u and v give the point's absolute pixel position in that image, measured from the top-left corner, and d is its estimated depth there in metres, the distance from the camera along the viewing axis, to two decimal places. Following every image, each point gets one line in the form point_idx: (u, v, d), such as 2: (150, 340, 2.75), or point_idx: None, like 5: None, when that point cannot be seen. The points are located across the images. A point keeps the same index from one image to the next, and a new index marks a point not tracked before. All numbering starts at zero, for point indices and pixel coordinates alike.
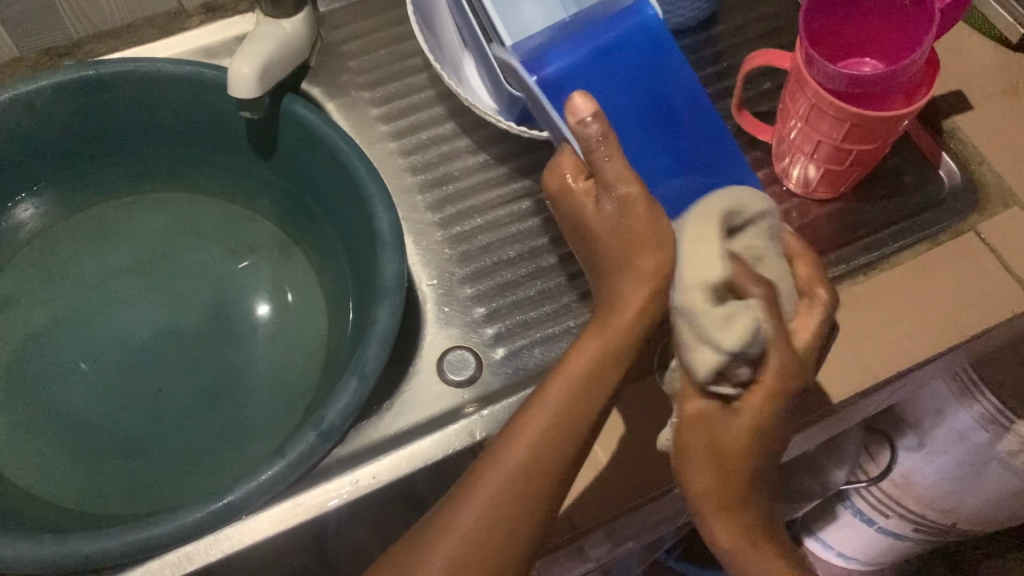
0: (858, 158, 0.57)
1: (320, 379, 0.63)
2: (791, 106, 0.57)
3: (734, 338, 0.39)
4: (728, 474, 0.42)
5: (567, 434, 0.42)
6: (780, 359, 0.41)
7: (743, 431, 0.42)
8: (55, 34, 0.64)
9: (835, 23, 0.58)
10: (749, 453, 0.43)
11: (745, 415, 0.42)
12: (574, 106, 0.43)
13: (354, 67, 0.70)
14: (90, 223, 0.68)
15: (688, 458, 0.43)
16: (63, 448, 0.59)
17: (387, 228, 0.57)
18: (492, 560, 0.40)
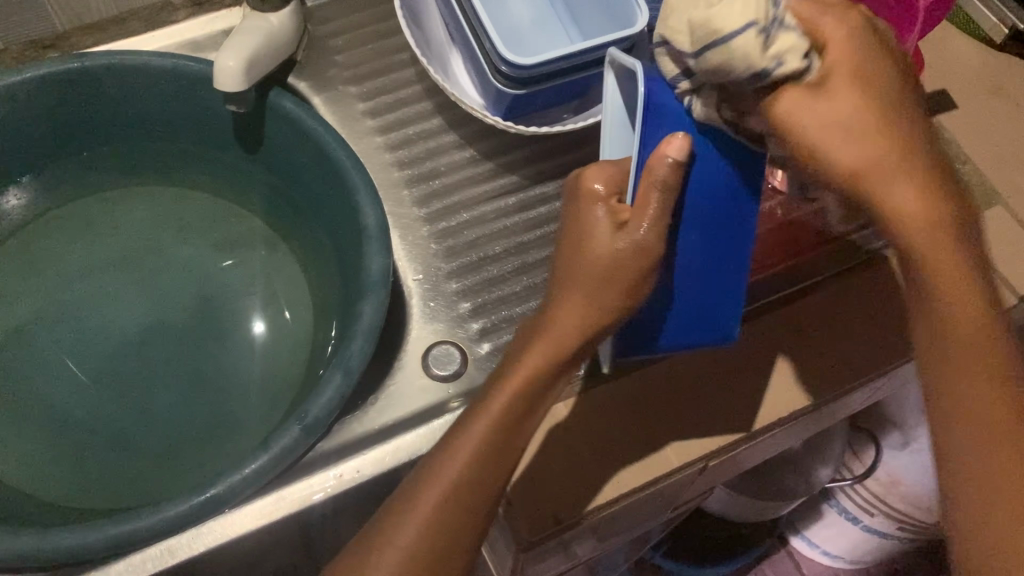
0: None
1: (305, 374, 0.63)
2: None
3: (740, 7, 0.41)
4: (896, 170, 0.46)
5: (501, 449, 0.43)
6: (844, 80, 0.45)
7: (844, 102, 0.45)
8: (41, 25, 0.63)
9: None
10: (868, 142, 0.45)
11: (839, 86, 0.45)
12: (671, 146, 0.43)
13: (341, 62, 0.70)
14: (75, 216, 0.68)
15: (834, 163, 0.46)
16: (45, 442, 0.58)
17: (373, 223, 0.57)
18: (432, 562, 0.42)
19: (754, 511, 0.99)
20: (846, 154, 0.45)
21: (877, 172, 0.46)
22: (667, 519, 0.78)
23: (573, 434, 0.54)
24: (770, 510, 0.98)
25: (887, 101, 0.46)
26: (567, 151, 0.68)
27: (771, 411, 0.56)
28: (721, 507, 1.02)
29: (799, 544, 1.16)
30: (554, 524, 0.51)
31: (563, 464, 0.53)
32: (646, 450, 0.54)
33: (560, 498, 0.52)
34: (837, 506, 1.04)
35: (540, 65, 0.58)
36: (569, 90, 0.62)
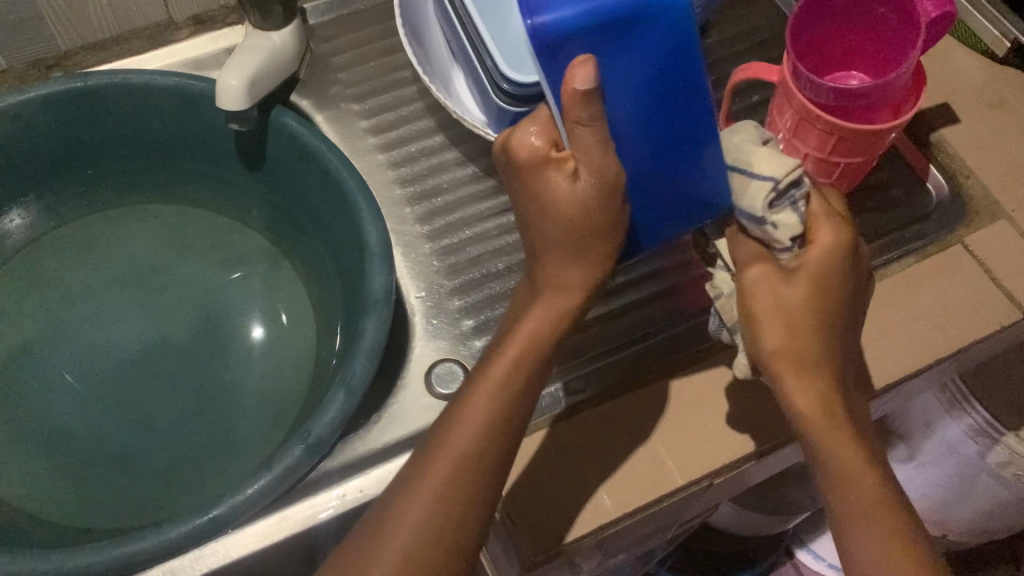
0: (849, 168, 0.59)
1: (308, 392, 0.63)
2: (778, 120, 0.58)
3: (775, 164, 0.48)
4: (805, 376, 0.46)
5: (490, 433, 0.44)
6: (813, 262, 0.47)
7: (801, 298, 0.47)
8: (43, 45, 0.64)
9: (824, 34, 0.58)
10: (813, 335, 0.46)
11: (801, 284, 0.47)
12: (586, 74, 0.40)
13: (343, 80, 0.70)
14: (79, 235, 0.68)
15: (763, 343, 0.47)
16: (47, 463, 0.58)
17: (375, 240, 0.57)
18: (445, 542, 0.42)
19: (758, 525, 0.99)
20: (780, 331, 0.46)
21: (793, 361, 0.46)
22: (674, 535, 0.78)
23: (577, 454, 0.54)
24: (776, 524, 0.98)
25: (841, 319, 0.47)
26: None
27: (777, 428, 0.56)
28: (726, 522, 1.02)
29: (804, 557, 1.15)
30: (558, 543, 0.51)
31: (568, 484, 0.53)
32: (651, 469, 0.54)
33: (565, 517, 0.52)
34: None
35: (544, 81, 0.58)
36: None
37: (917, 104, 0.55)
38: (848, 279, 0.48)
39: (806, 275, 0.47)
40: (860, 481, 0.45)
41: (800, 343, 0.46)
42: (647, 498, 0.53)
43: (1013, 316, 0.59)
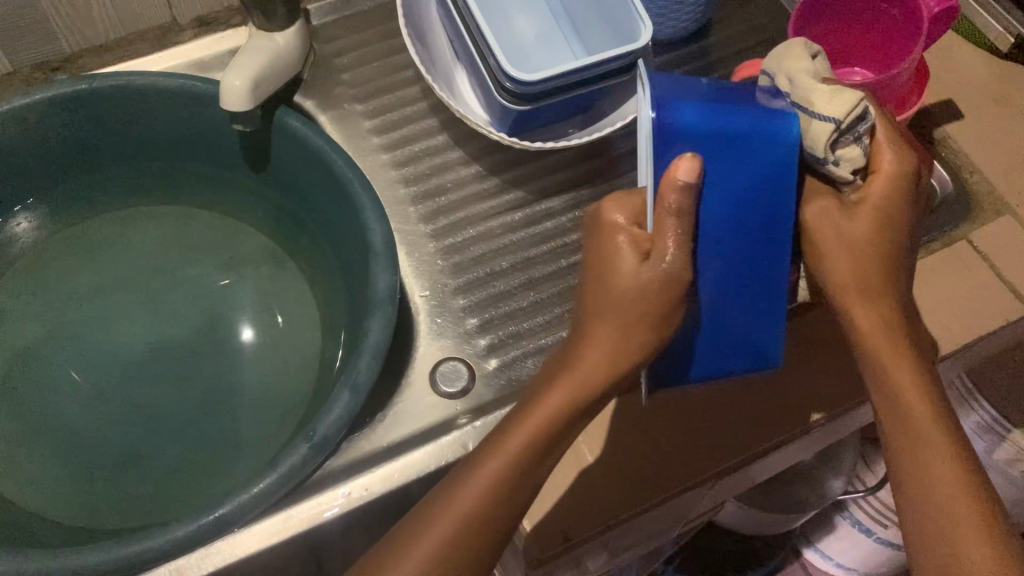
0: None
1: (314, 390, 0.63)
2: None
3: (844, 100, 0.44)
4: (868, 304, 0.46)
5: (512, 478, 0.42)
6: (877, 198, 0.46)
7: (863, 230, 0.46)
8: (48, 48, 0.64)
9: (830, 29, 0.59)
10: (866, 271, 0.46)
11: (862, 219, 0.46)
12: (684, 169, 0.42)
13: (346, 80, 0.70)
14: (85, 236, 0.68)
15: (824, 267, 0.47)
16: (54, 464, 0.59)
17: (379, 240, 0.57)
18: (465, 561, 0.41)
19: (765, 524, 0.99)
20: (840, 262, 0.46)
21: (859, 295, 0.46)
22: (680, 532, 0.78)
23: (586, 453, 0.53)
24: (782, 523, 0.98)
25: (903, 253, 0.47)
26: (573, 165, 0.68)
27: (782, 424, 0.56)
28: (732, 521, 1.02)
29: (811, 557, 1.15)
30: (563, 541, 0.51)
31: (575, 482, 0.52)
32: (658, 466, 0.54)
33: (570, 515, 0.52)
34: (850, 519, 1.03)
35: (545, 82, 0.58)
36: (573, 106, 0.62)
37: (922, 100, 0.56)
38: (908, 200, 0.47)
39: (874, 201, 0.47)
40: (933, 428, 0.44)
41: (864, 271, 0.46)
42: (652, 496, 0.53)
43: (1018, 311, 0.59)
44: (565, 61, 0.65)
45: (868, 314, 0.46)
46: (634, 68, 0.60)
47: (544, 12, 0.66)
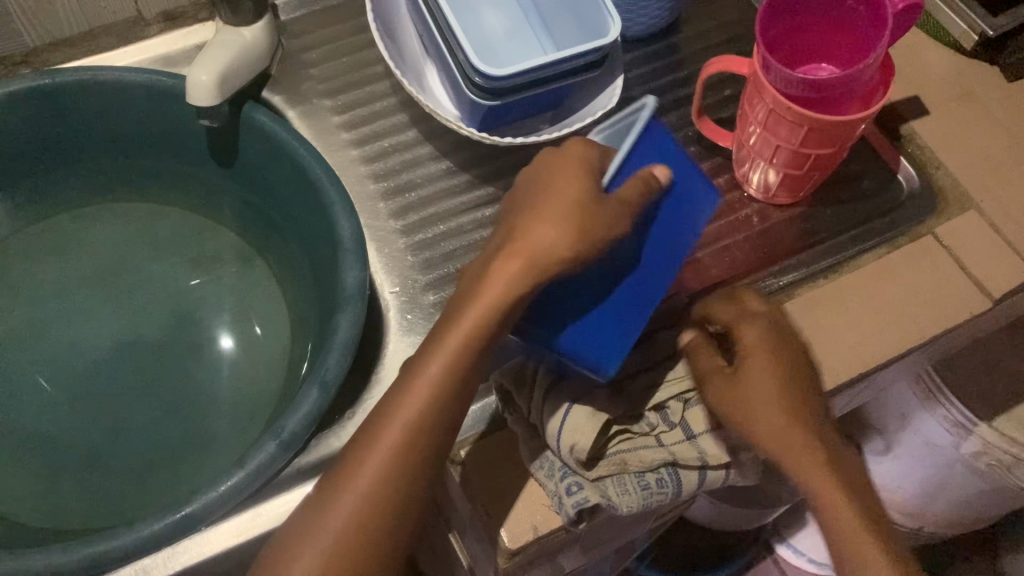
0: (819, 160, 0.59)
1: (283, 387, 0.63)
2: (750, 112, 0.59)
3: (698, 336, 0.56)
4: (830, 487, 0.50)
5: (435, 407, 0.44)
6: (755, 363, 0.52)
7: (765, 380, 0.51)
8: (10, 42, 0.63)
9: (794, 27, 0.59)
10: (780, 395, 0.51)
11: (752, 361, 0.52)
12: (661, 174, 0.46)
13: (315, 76, 0.70)
14: (50, 234, 0.67)
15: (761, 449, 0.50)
16: (17, 465, 0.58)
17: (348, 236, 0.57)
18: (382, 522, 0.43)
19: (738, 520, 1.00)
20: (810, 443, 0.50)
21: (790, 427, 0.50)
22: (654, 528, 0.78)
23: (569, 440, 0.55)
24: (755, 518, 0.98)
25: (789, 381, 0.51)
26: None
27: None
28: (705, 517, 1.03)
29: (784, 552, 1.17)
30: (534, 535, 0.52)
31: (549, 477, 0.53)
32: None
33: (540, 509, 0.52)
34: (823, 514, 1.05)
35: (513, 77, 0.57)
36: (543, 101, 0.62)
37: (886, 95, 0.56)
38: (787, 376, 0.51)
39: (754, 349, 0.52)
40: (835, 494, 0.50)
41: (787, 421, 0.50)
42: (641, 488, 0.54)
43: (984, 304, 0.60)
44: (533, 55, 0.65)
45: (801, 463, 0.50)
46: (602, 62, 0.61)
47: (512, 7, 0.66)
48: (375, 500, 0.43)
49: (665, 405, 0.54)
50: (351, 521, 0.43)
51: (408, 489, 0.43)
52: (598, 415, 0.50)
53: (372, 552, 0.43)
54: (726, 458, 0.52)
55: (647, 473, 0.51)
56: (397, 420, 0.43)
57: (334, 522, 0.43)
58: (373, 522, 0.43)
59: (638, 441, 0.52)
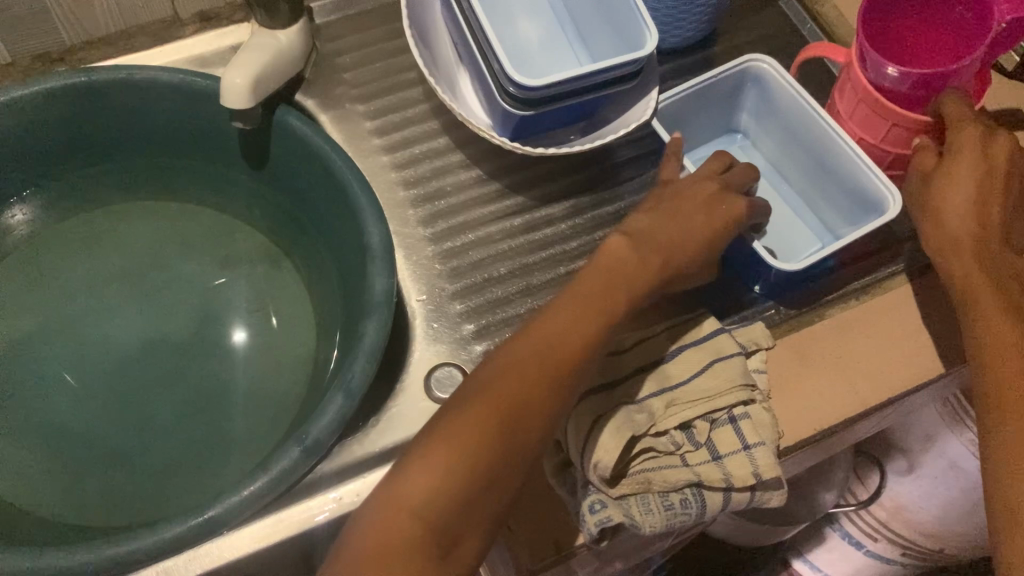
0: (898, 160, 0.61)
1: (307, 392, 0.63)
2: (839, 101, 0.62)
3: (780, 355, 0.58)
4: (990, 312, 0.50)
5: (544, 382, 0.44)
6: (941, 192, 0.54)
7: (969, 159, 0.54)
8: (48, 40, 0.63)
9: (895, 24, 0.61)
10: (977, 211, 0.53)
11: (965, 151, 0.54)
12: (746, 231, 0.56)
13: (348, 80, 0.70)
14: (81, 230, 0.67)
15: (959, 284, 0.52)
16: (40, 460, 0.58)
17: (377, 243, 0.57)
18: (480, 475, 0.41)
19: (755, 536, 0.99)
20: (973, 270, 0.52)
21: (960, 247, 0.53)
22: (672, 544, 0.78)
23: (778, 374, 0.57)
24: (773, 535, 0.97)
25: (998, 178, 0.53)
26: (574, 172, 0.68)
27: (793, 436, 0.55)
28: (722, 532, 1.02)
29: (801, 567, 1.16)
30: (554, 555, 0.52)
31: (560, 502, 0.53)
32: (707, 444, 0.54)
33: (559, 528, 0.52)
34: (842, 532, 1.04)
35: (547, 87, 0.57)
36: (576, 112, 0.62)
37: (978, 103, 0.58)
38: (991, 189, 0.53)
39: (983, 141, 0.54)
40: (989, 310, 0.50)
41: (949, 235, 0.53)
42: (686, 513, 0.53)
43: None
44: (567, 66, 0.65)
45: (950, 187, 0.54)
46: (639, 74, 0.60)
47: (547, 18, 0.66)
48: (475, 460, 0.41)
49: (691, 424, 0.53)
50: (449, 469, 0.40)
51: (512, 448, 0.42)
52: (623, 432, 0.50)
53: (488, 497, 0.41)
54: (753, 481, 0.51)
55: (671, 492, 0.51)
56: (524, 363, 0.44)
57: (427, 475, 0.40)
58: (499, 448, 0.41)
59: (664, 460, 0.52)
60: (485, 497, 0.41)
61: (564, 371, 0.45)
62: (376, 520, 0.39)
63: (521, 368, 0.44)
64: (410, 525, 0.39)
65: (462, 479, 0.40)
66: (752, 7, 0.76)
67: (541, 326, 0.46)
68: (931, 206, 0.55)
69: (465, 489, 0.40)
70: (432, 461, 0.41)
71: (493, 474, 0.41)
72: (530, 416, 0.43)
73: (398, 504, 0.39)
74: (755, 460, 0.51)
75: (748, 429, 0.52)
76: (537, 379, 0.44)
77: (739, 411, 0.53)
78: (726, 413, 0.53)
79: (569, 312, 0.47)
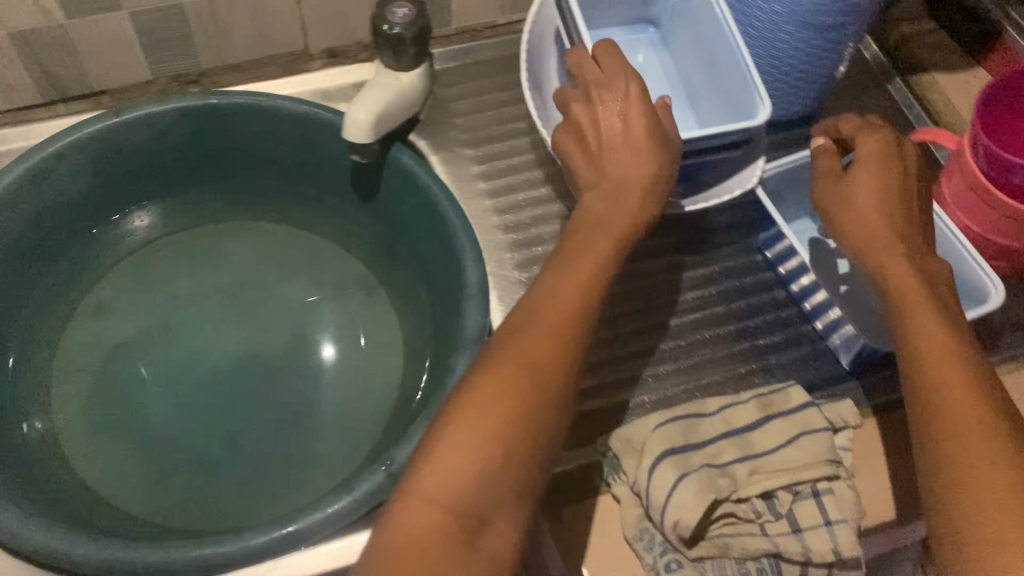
0: (1002, 251, 0.61)
1: (389, 419, 0.64)
2: (946, 186, 0.62)
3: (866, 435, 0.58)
4: (918, 306, 0.45)
5: (554, 350, 0.42)
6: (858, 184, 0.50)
7: (866, 160, 0.51)
8: (187, 64, 0.68)
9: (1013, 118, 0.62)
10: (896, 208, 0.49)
11: (879, 153, 0.51)
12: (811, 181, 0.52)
13: (460, 125, 0.73)
14: (192, 245, 0.71)
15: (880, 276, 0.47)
16: (133, 459, 0.61)
17: (474, 281, 0.59)
18: (494, 460, 0.39)
19: None
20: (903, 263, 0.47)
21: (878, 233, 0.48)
22: None
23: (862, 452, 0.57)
24: None
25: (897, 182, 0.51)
26: (670, 232, 0.69)
27: (874, 515, 0.55)
28: None
29: None
30: None
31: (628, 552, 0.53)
32: None
33: None
34: None
35: None
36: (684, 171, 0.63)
37: None
38: (901, 184, 0.50)
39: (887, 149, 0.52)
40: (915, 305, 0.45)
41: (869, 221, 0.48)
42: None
43: None
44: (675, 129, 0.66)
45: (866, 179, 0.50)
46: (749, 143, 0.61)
47: (660, 81, 0.69)
48: (487, 451, 0.39)
49: (774, 493, 0.53)
50: (464, 460, 0.39)
51: (527, 431, 0.40)
52: (706, 495, 0.50)
53: (504, 485, 0.39)
54: (832, 559, 0.50)
55: (747, 560, 0.51)
56: (531, 347, 0.42)
57: (447, 467, 0.39)
58: (520, 440, 0.40)
59: (742, 527, 0.52)
60: (507, 485, 0.39)
61: (565, 332, 0.42)
62: (401, 516, 0.38)
63: (534, 342, 0.42)
64: (430, 520, 0.38)
65: (485, 469, 0.39)
66: (861, 90, 0.76)
67: (539, 293, 0.44)
68: (841, 200, 0.50)
69: (489, 481, 0.39)
70: (456, 451, 0.39)
71: (515, 463, 0.39)
72: (554, 396, 0.41)
73: (416, 503, 0.38)
74: (837, 540, 0.51)
75: (831, 505, 0.52)
76: (552, 349, 0.42)
77: (823, 487, 0.53)
78: (810, 486, 0.53)
79: (555, 271, 0.44)
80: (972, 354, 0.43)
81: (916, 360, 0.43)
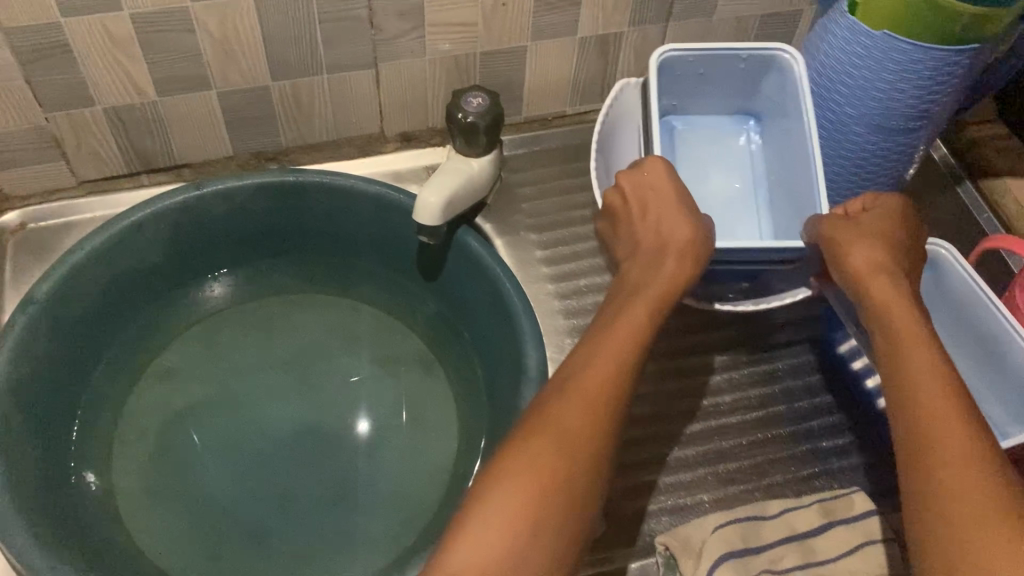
0: None
1: (441, 500, 0.64)
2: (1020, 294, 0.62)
3: None
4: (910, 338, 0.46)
5: (591, 412, 0.43)
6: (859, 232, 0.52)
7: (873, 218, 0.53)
8: (268, 142, 0.70)
9: None
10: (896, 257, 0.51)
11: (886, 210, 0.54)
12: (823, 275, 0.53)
13: (526, 210, 0.74)
14: (260, 311, 0.72)
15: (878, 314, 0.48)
16: (188, 526, 0.62)
17: (533, 366, 0.59)
18: (529, 521, 0.40)
19: None
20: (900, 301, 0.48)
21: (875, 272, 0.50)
22: None
23: None
24: None
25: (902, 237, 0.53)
26: (734, 326, 0.69)
27: None
28: None
29: None
30: None
31: None
32: None
33: None
34: None
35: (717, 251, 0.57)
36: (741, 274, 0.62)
37: None
38: (899, 245, 0.52)
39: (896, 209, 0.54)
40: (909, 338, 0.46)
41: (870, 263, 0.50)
42: None
43: None
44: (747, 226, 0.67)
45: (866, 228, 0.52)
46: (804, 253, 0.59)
47: (748, 171, 0.69)
48: (529, 518, 0.40)
49: None
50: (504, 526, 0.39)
51: (568, 495, 0.41)
52: None
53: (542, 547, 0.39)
54: None
55: None
56: (565, 418, 0.42)
57: (487, 539, 0.39)
58: (550, 513, 0.40)
59: None
60: (546, 539, 0.40)
61: (607, 395, 0.44)
62: None
63: (570, 407, 0.43)
64: None
65: (523, 535, 0.39)
66: (930, 192, 0.76)
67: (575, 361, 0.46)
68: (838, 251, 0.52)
69: (521, 553, 0.39)
70: (495, 518, 0.39)
71: (556, 527, 0.40)
72: (592, 460, 0.42)
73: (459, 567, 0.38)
74: None
75: None
76: (588, 415, 0.43)
77: None
78: None
79: (597, 340, 0.46)
80: (957, 388, 0.43)
81: (909, 388, 0.44)
